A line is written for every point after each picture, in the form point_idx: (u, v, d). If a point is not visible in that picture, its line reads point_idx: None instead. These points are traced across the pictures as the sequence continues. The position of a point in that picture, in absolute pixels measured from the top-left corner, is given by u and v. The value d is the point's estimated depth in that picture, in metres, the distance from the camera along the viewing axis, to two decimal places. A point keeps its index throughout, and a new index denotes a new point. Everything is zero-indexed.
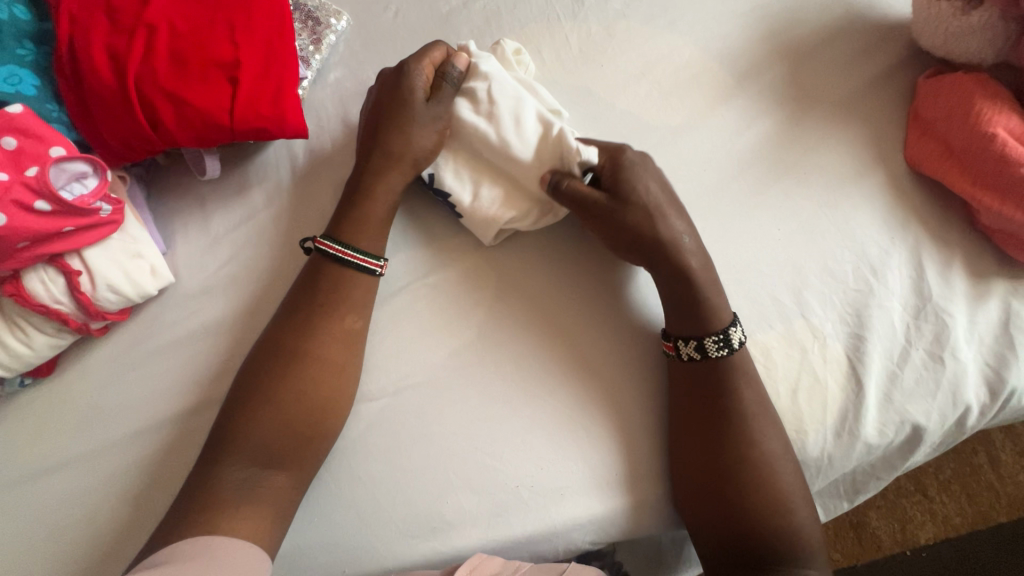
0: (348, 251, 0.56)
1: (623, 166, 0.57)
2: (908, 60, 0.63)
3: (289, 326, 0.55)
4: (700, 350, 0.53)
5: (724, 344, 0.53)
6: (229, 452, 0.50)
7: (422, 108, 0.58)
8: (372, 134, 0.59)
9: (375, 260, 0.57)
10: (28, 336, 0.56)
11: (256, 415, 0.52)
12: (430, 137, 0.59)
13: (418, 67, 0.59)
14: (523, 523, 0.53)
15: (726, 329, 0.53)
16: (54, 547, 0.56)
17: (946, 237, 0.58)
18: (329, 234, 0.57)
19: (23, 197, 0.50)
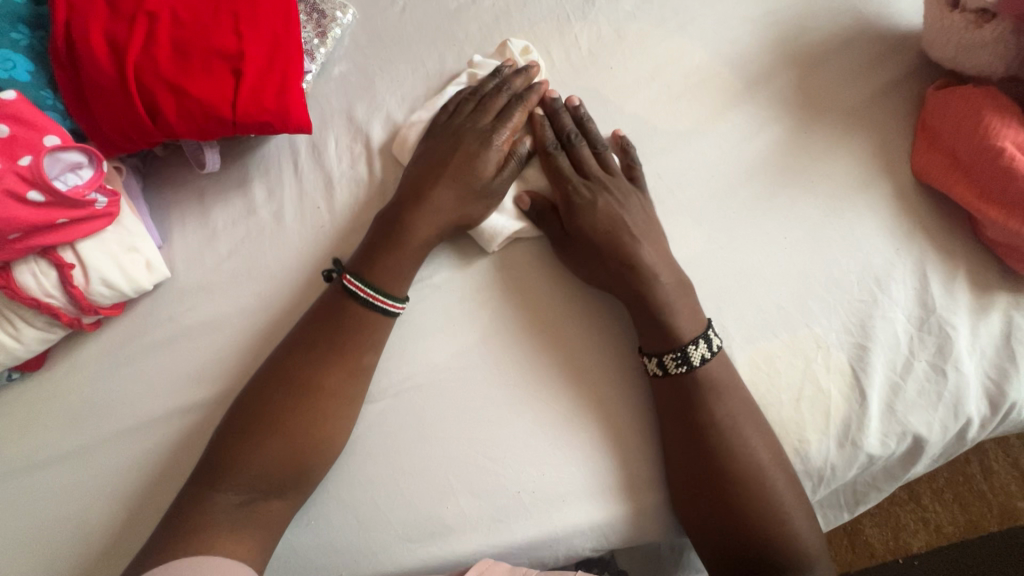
0: (378, 297, 0.54)
1: (577, 203, 0.56)
2: (917, 71, 0.63)
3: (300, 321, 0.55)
4: (662, 366, 0.53)
5: (683, 361, 0.52)
6: (231, 451, 0.50)
7: (486, 182, 0.57)
8: (424, 186, 0.57)
9: (398, 302, 0.55)
10: (17, 330, 0.54)
11: (260, 412, 0.51)
12: (482, 207, 0.57)
13: (499, 139, 0.58)
14: (524, 528, 0.52)
15: (685, 345, 0.52)
16: (41, 545, 0.55)
17: (950, 250, 0.58)
18: (357, 272, 0.55)
19: (15, 186, 0.48)
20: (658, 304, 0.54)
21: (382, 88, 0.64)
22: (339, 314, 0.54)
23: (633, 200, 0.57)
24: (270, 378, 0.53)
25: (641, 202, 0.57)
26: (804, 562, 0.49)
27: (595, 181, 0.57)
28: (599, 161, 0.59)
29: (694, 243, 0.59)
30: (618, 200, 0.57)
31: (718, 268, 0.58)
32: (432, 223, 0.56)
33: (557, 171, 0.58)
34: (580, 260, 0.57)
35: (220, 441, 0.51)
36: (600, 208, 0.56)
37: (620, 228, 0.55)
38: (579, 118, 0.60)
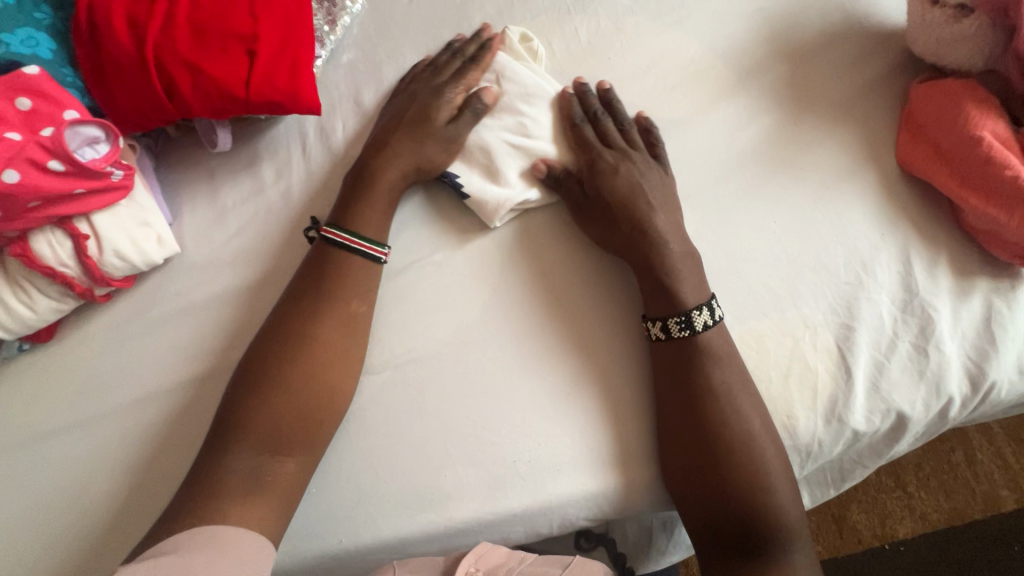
0: (353, 239, 0.58)
1: (598, 169, 0.59)
2: (902, 66, 0.66)
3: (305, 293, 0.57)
4: (665, 331, 0.55)
5: (685, 325, 0.54)
6: (237, 413, 0.52)
7: (442, 129, 0.61)
8: (383, 138, 0.61)
9: (380, 247, 0.59)
10: (31, 299, 0.56)
11: (267, 378, 0.53)
12: (441, 153, 0.61)
13: (452, 90, 0.62)
14: (520, 496, 0.54)
15: (690, 311, 0.55)
16: (46, 512, 0.56)
17: (933, 236, 0.61)
18: (334, 223, 0.59)
19: (37, 155, 0.50)
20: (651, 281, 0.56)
21: (388, 75, 0.67)
22: (347, 288, 0.57)
23: (652, 175, 0.60)
24: (278, 345, 0.54)
25: (657, 176, 0.60)
26: (791, 531, 0.50)
27: (615, 152, 0.60)
28: (623, 138, 0.62)
29: (687, 226, 0.61)
30: (635, 169, 0.59)
31: (710, 250, 0.60)
32: (398, 167, 0.60)
33: (582, 140, 0.61)
34: (596, 224, 0.59)
35: (227, 406, 0.52)
36: (620, 175, 0.59)
37: (636, 195, 0.58)
38: (606, 101, 0.63)
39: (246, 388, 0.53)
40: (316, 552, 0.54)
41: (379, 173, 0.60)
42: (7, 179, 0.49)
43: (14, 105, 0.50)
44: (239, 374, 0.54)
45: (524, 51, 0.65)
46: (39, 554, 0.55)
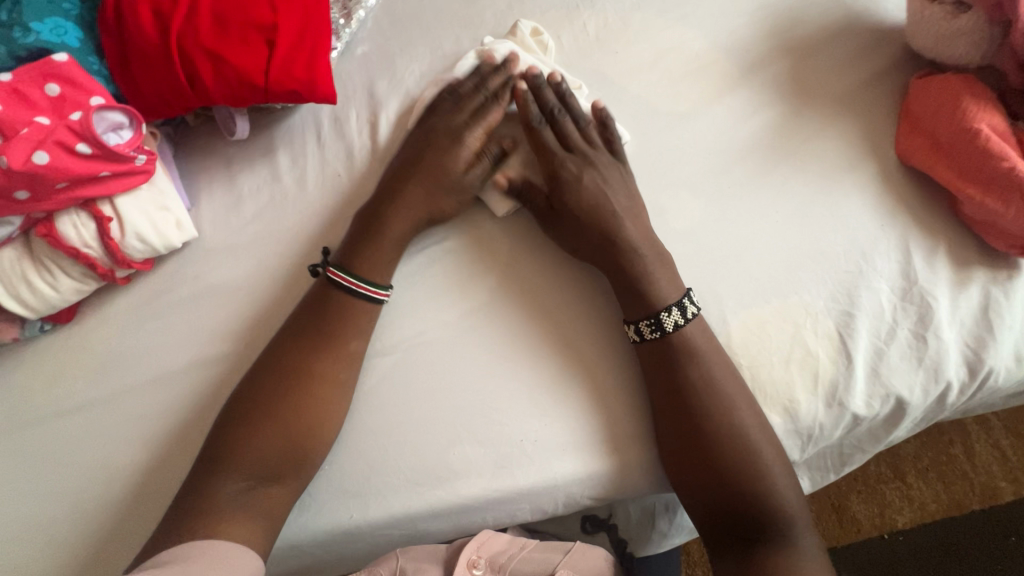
0: (358, 284, 0.58)
1: (563, 178, 0.60)
2: (902, 61, 0.68)
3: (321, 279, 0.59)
4: (639, 333, 0.57)
5: (656, 327, 0.56)
6: (261, 392, 0.55)
7: (457, 178, 0.61)
8: (398, 180, 0.61)
9: (381, 289, 0.59)
10: (55, 280, 0.58)
11: (289, 358, 0.56)
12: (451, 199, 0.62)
13: (470, 136, 0.62)
14: (526, 475, 0.55)
15: (659, 312, 0.56)
16: (65, 488, 0.58)
17: (931, 226, 0.62)
18: (339, 265, 0.59)
19: (66, 138, 0.52)
20: (655, 267, 0.57)
21: (401, 67, 0.69)
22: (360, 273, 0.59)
23: (614, 172, 0.61)
24: (299, 328, 0.57)
25: (620, 175, 0.62)
26: (793, 510, 0.51)
27: (577, 158, 0.61)
28: (582, 137, 0.62)
29: (691, 215, 0.63)
30: (599, 174, 0.61)
31: (713, 238, 0.62)
32: (412, 215, 0.61)
33: (543, 148, 0.61)
34: (569, 232, 0.60)
35: (250, 385, 0.55)
36: (588, 182, 0.60)
37: (604, 201, 0.60)
38: (561, 94, 0.63)
39: (268, 368, 0.56)
40: (327, 527, 0.55)
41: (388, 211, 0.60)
42: (37, 160, 0.51)
43: (43, 91, 0.53)
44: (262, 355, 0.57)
45: (535, 44, 0.67)
46: (57, 528, 0.57)
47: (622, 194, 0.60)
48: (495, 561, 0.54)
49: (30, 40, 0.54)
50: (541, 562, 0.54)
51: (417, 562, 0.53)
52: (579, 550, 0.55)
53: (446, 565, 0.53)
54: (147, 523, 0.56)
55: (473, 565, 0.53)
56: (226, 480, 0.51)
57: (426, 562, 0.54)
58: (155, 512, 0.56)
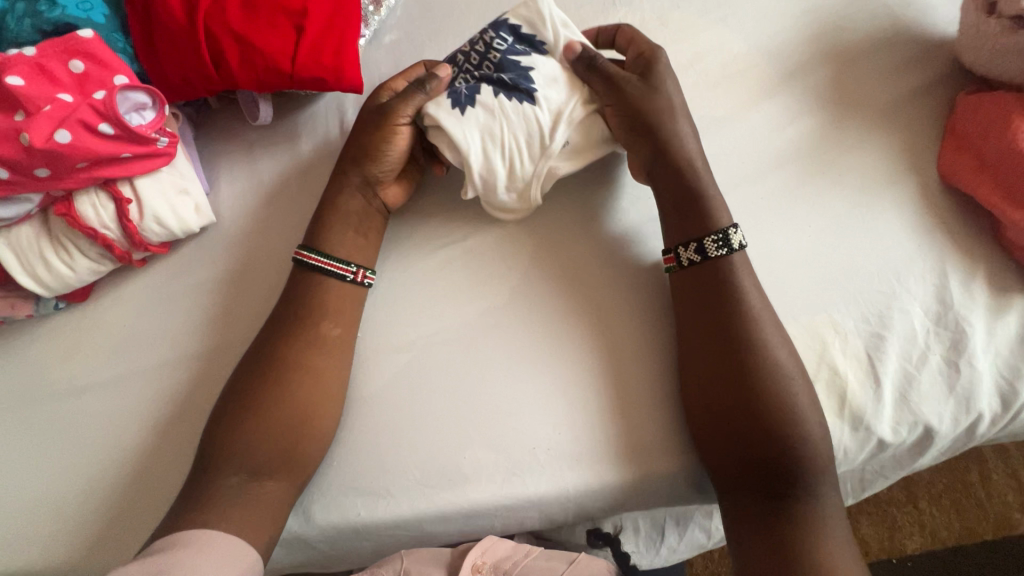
0: (314, 256, 0.58)
1: (660, 60, 0.60)
2: (950, 75, 0.65)
3: (321, 270, 0.58)
4: (701, 251, 0.55)
5: (724, 244, 0.54)
6: (273, 377, 0.55)
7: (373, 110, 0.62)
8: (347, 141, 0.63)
9: (346, 266, 0.58)
10: (72, 259, 0.57)
11: (301, 346, 0.56)
12: (392, 140, 0.61)
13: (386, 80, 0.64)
14: (538, 483, 0.54)
15: (726, 230, 0.55)
16: (71, 469, 0.57)
17: (971, 249, 0.59)
18: (304, 245, 0.60)
19: (88, 117, 0.51)
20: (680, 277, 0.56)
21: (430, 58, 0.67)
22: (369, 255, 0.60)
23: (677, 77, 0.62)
24: (288, 314, 0.57)
25: (674, 78, 0.61)
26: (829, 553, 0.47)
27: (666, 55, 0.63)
28: None
29: None
30: (661, 69, 0.60)
31: None
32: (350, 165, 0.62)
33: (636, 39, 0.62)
34: (622, 116, 0.59)
35: (266, 370, 0.55)
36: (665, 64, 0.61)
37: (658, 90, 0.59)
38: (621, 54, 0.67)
39: (281, 351, 0.56)
40: (333, 525, 0.54)
41: (348, 160, 0.62)
42: (59, 139, 0.50)
43: (67, 67, 0.52)
44: (274, 341, 0.56)
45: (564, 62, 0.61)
46: (60, 508, 0.56)
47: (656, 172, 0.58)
48: (499, 567, 0.53)
49: (56, 14, 0.53)
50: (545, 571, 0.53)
51: (421, 565, 0.53)
52: (585, 559, 0.54)
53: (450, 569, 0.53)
54: (152, 509, 0.56)
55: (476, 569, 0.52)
56: (237, 467, 0.52)
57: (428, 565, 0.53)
58: (161, 498, 0.56)
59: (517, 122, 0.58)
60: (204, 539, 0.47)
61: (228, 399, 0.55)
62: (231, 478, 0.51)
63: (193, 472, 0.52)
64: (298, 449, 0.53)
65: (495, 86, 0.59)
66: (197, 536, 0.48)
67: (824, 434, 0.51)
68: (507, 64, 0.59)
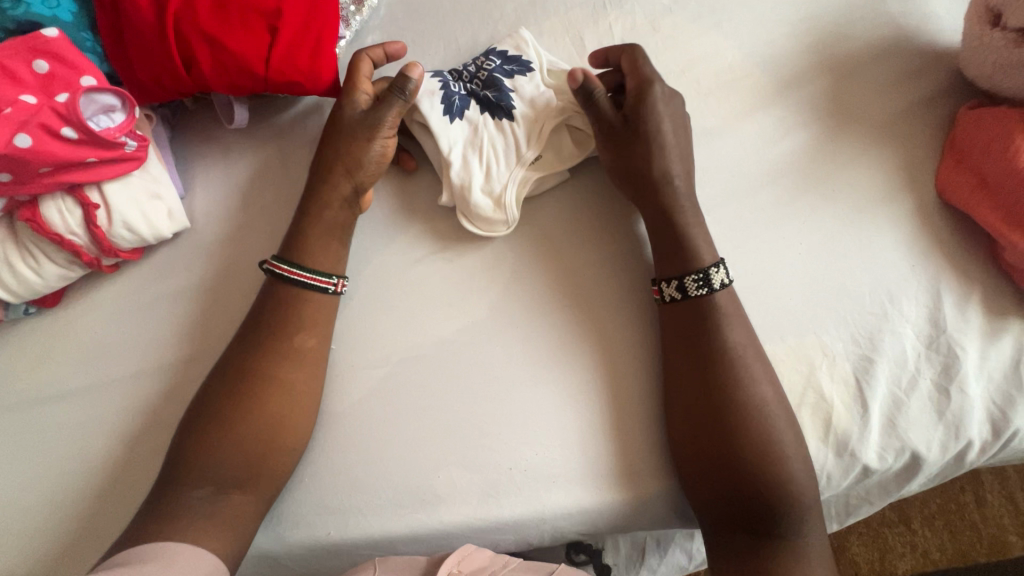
0: (295, 271, 0.56)
1: (656, 99, 0.57)
2: (951, 89, 0.62)
3: (302, 284, 0.56)
4: (681, 290, 0.54)
5: (704, 283, 0.53)
6: (241, 388, 0.53)
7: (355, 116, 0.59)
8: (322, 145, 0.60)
9: (326, 277, 0.57)
10: (39, 265, 0.55)
11: (273, 359, 0.54)
12: (374, 149, 0.59)
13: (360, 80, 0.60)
14: (512, 504, 0.53)
15: (708, 269, 0.54)
16: (36, 480, 0.56)
17: (968, 271, 0.57)
18: (279, 256, 0.57)
19: (50, 121, 0.49)
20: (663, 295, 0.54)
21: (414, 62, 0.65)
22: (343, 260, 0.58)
23: (674, 103, 0.59)
24: (259, 324, 0.55)
25: (668, 110, 0.58)
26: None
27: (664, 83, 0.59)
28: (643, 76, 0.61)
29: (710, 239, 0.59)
30: (654, 108, 0.57)
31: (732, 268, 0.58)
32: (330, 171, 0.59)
33: (636, 68, 0.58)
34: (614, 163, 0.58)
35: (235, 380, 0.53)
36: (661, 101, 0.58)
37: (650, 123, 0.57)
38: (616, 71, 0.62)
39: (253, 362, 0.54)
40: (303, 543, 0.53)
41: (332, 172, 0.58)
42: (19, 143, 0.48)
43: (30, 67, 0.50)
44: (245, 353, 0.54)
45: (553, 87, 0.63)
46: (24, 520, 0.55)
47: (644, 184, 0.57)
48: None
49: (20, 11, 0.51)
50: None
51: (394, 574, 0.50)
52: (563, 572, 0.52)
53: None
54: (118, 522, 0.55)
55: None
56: (202, 479, 0.50)
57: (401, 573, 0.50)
58: (127, 511, 0.55)
59: (498, 139, 0.61)
60: (165, 550, 0.46)
61: (196, 410, 0.53)
62: (197, 491, 0.50)
63: (156, 488, 0.50)
64: (271, 458, 0.52)
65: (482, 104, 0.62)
66: (152, 548, 0.46)
67: (804, 461, 0.50)
68: (495, 82, 0.62)
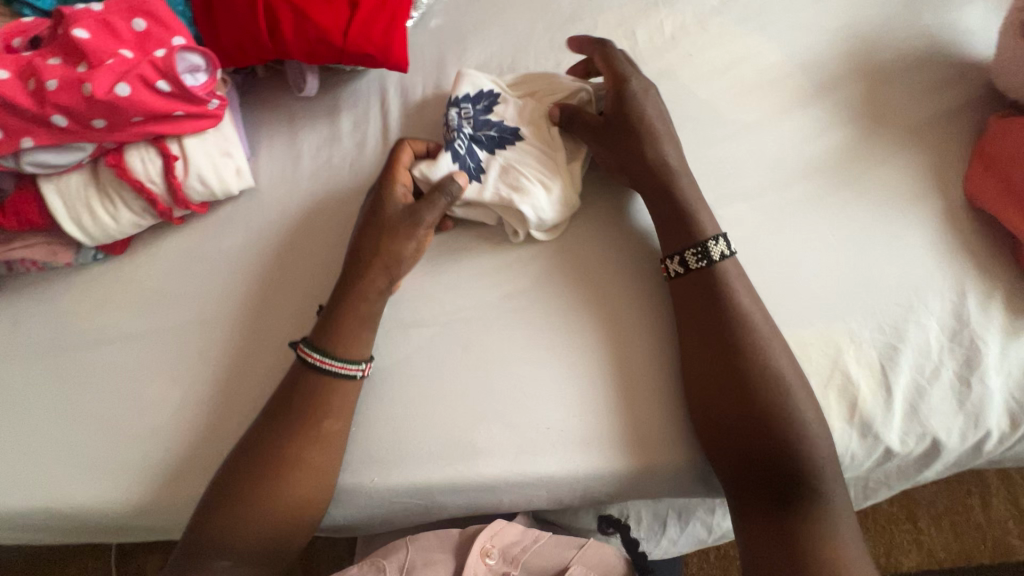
0: (326, 360, 0.55)
1: (633, 92, 0.61)
2: (981, 99, 0.66)
3: (330, 373, 0.55)
4: (683, 264, 0.57)
5: (703, 256, 0.56)
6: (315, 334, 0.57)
7: (397, 215, 0.59)
8: (356, 238, 0.60)
9: (354, 364, 0.56)
10: (117, 211, 0.59)
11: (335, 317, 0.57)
12: (412, 244, 0.59)
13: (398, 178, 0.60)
14: (548, 463, 0.55)
15: (706, 242, 0.57)
16: (94, 415, 0.59)
17: (990, 270, 0.60)
18: (310, 340, 0.57)
19: (148, 74, 0.53)
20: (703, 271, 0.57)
21: (473, 45, 0.69)
22: (398, 261, 0.59)
23: (652, 93, 0.63)
24: (313, 348, 0.56)
25: (651, 102, 0.62)
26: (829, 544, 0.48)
27: (639, 76, 0.63)
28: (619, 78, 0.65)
29: (746, 226, 0.62)
30: (635, 100, 0.61)
31: (765, 255, 0.61)
32: (371, 272, 0.58)
33: (610, 66, 0.62)
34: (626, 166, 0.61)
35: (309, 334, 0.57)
36: (639, 93, 0.62)
37: (634, 115, 0.61)
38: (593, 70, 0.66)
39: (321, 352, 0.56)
40: (347, 487, 0.56)
41: (371, 267, 0.58)
42: (119, 92, 0.52)
43: (130, 25, 0.54)
44: (264, 434, 0.54)
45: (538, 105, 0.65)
46: (82, 451, 0.58)
47: (642, 169, 0.60)
48: (508, 552, 0.55)
49: None
50: (552, 557, 0.55)
51: (428, 552, 0.54)
52: (592, 546, 0.56)
53: (459, 555, 0.55)
54: (169, 458, 0.57)
55: (487, 553, 0.54)
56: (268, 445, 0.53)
57: (435, 551, 0.54)
58: (179, 448, 0.58)
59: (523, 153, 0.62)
60: None
61: (221, 474, 0.54)
62: (220, 561, 0.51)
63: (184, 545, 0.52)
64: (308, 466, 0.53)
65: (487, 144, 0.63)
66: None
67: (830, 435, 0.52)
68: (487, 122, 0.64)
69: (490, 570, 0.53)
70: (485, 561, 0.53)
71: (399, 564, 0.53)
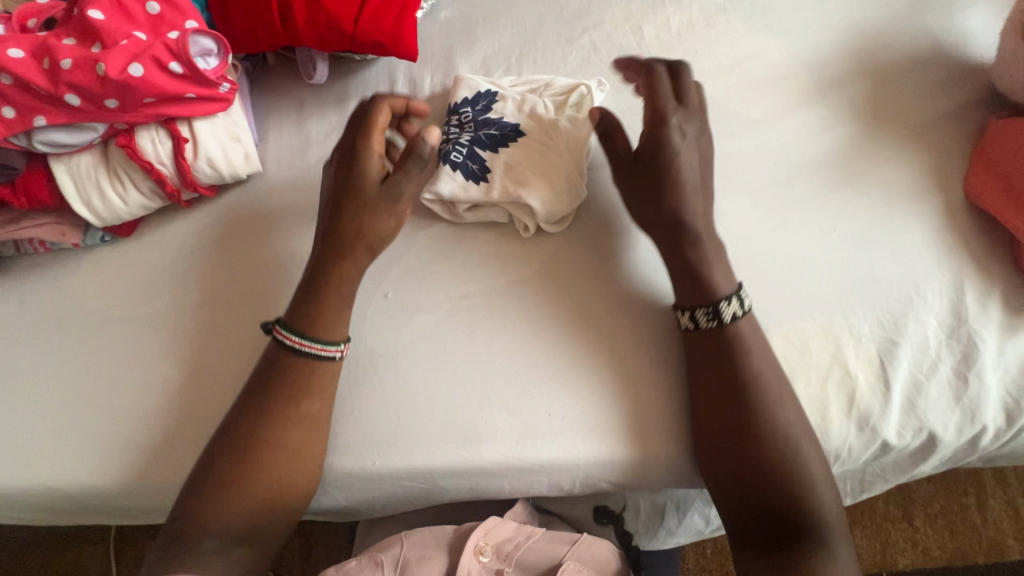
0: (304, 342, 0.55)
1: (670, 135, 0.56)
2: (981, 100, 0.67)
3: (311, 355, 0.55)
4: (693, 321, 0.55)
5: (714, 316, 0.54)
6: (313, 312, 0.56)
7: (373, 187, 0.57)
8: (331, 214, 0.58)
9: (334, 346, 0.56)
10: (125, 192, 0.59)
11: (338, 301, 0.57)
12: (390, 217, 0.58)
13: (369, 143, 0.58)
14: (549, 449, 0.56)
15: (718, 302, 0.54)
16: (97, 395, 0.59)
17: (989, 268, 0.61)
18: (286, 322, 0.56)
19: (160, 54, 0.54)
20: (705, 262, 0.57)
21: (482, 37, 0.70)
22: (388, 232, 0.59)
23: (695, 135, 0.57)
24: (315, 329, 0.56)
25: (689, 144, 0.57)
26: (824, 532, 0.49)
27: (684, 111, 0.57)
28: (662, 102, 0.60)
29: (748, 220, 0.63)
30: (672, 148, 0.56)
31: (767, 249, 0.62)
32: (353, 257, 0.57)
33: (654, 98, 0.57)
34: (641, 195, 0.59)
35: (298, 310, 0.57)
36: (677, 136, 0.57)
37: (666, 158, 0.56)
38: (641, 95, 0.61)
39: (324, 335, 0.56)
40: (349, 469, 0.56)
41: (354, 248, 0.57)
42: (132, 71, 0.53)
43: (144, 8, 0.56)
44: (245, 418, 0.53)
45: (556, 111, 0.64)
46: (84, 431, 0.58)
47: None
48: (501, 549, 0.54)
49: None
50: (546, 553, 0.55)
51: (422, 549, 0.54)
52: (585, 542, 0.55)
53: (451, 550, 0.55)
54: (170, 439, 0.57)
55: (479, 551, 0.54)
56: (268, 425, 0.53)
57: (430, 547, 0.55)
58: (181, 430, 0.58)
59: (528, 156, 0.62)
60: None
61: (207, 453, 0.53)
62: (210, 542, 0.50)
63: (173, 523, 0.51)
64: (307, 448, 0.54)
65: (489, 143, 0.63)
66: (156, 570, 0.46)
67: None
68: (487, 121, 0.64)
69: (483, 567, 0.53)
70: (478, 559, 0.53)
71: (393, 560, 0.53)
